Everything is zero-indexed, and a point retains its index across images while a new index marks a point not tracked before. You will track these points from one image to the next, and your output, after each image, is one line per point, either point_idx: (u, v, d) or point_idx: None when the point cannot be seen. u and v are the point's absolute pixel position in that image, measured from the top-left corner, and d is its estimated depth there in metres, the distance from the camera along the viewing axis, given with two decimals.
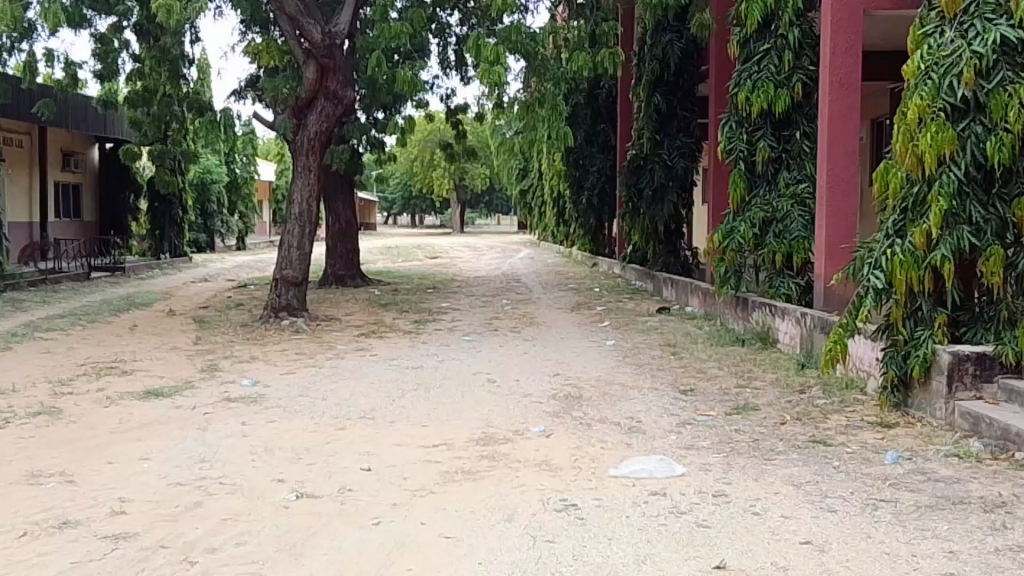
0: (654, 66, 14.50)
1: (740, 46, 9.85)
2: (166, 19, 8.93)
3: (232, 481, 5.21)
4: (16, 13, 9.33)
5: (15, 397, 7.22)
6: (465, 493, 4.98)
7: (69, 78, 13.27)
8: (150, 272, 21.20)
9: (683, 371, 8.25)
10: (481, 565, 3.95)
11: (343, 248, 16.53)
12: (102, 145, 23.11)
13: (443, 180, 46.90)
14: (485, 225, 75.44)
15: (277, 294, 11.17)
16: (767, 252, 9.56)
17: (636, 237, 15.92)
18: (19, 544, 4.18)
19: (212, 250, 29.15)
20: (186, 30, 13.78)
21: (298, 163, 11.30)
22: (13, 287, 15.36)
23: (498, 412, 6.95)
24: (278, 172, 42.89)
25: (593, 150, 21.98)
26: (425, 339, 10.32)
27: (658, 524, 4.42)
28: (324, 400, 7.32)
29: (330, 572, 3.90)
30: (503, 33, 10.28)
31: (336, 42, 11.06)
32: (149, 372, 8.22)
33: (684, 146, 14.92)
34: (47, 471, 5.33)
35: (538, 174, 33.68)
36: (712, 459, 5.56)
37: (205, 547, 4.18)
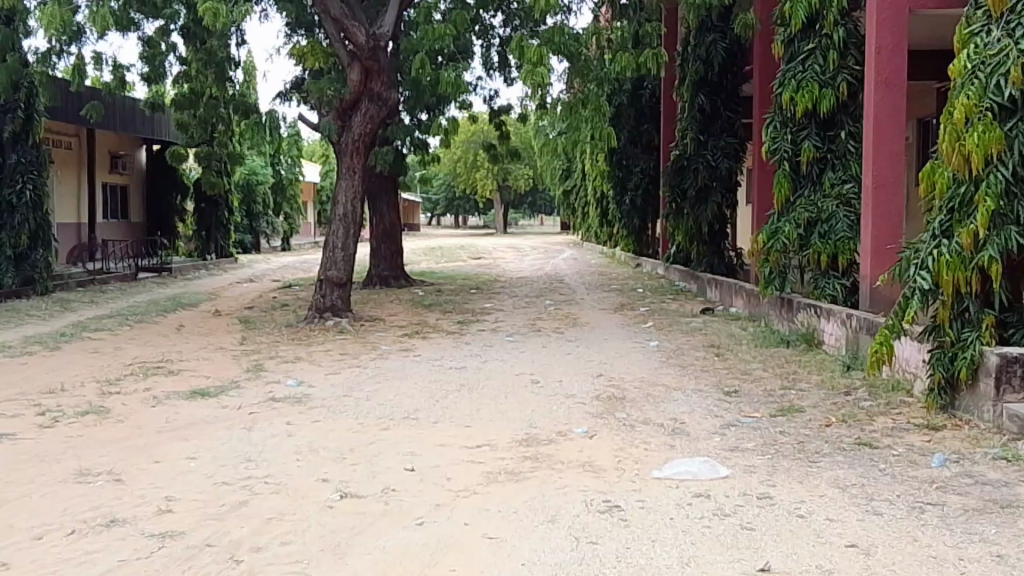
0: (698, 66, 14.57)
1: (785, 45, 9.88)
2: (213, 21, 9.02)
3: (277, 480, 5.26)
4: (66, 16, 9.46)
5: (65, 396, 7.33)
6: (508, 494, 5.00)
7: (118, 81, 13.47)
8: (197, 272, 21.38)
9: (729, 372, 8.24)
10: (525, 566, 3.96)
11: (387, 249, 16.64)
12: (149, 146, 23.43)
13: (485, 180, 47.06)
14: (528, 226, 75.34)
15: (322, 294, 11.29)
16: (811, 252, 9.51)
17: (679, 237, 15.90)
18: (68, 542, 4.23)
19: (259, 252, 29.44)
20: (233, 33, 13.97)
21: (343, 164, 11.40)
22: (63, 287, 15.61)
23: (541, 412, 6.97)
24: (323, 173, 43.23)
25: (636, 150, 21.96)
26: (469, 339, 10.38)
27: (702, 526, 4.40)
28: (367, 400, 7.38)
29: (374, 572, 3.93)
30: (546, 34, 10.30)
31: (380, 44, 11.13)
32: (196, 372, 8.32)
33: (728, 146, 14.85)
34: (95, 469, 5.41)
35: (582, 174, 33.70)
36: (757, 461, 5.54)
37: (250, 546, 4.22)
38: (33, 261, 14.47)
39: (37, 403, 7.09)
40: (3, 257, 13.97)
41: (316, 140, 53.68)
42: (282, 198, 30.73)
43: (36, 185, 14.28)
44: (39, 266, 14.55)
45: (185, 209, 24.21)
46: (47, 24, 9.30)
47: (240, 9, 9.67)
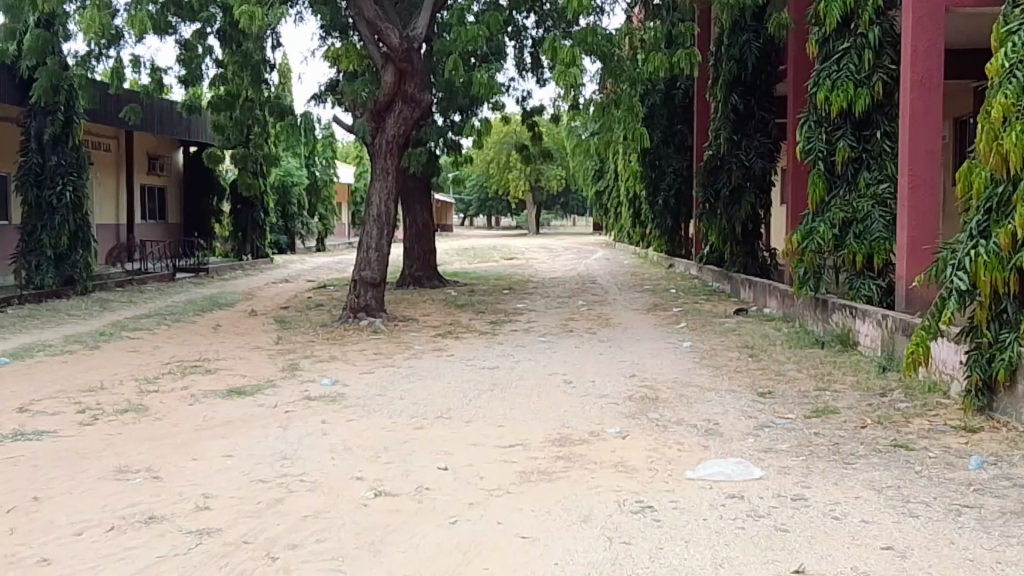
0: (732, 66, 14.53)
1: (819, 45, 9.79)
2: (249, 24, 9.14)
3: (312, 479, 5.32)
4: (105, 20, 9.63)
5: (105, 394, 7.45)
6: (541, 494, 5.01)
7: (155, 84, 13.67)
8: (234, 272, 21.63)
9: (763, 373, 8.19)
10: (558, 565, 3.97)
11: (420, 249, 16.71)
12: (186, 149, 23.70)
13: (518, 181, 47.15)
14: (561, 227, 75.29)
15: (357, 294, 11.38)
16: (846, 253, 9.44)
17: (712, 238, 15.85)
18: (109, 538, 4.31)
19: (294, 252, 29.71)
20: (268, 36, 14.14)
21: (377, 165, 11.48)
22: (102, 287, 15.88)
23: (574, 412, 6.98)
24: (357, 174, 43.55)
25: (669, 150, 21.90)
26: (502, 339, 10.42)
27: (736, 528, 4.38)
28: (401, 399, 7.43)
29: (408, 570, 3.96)
30: (580, 34, 10.32)
31: (413, 46, 11.19)
32: (232, 371, 8.42)
33: (762, 146, 14.75)
34: (134, 467, 5.49)
35: (614, 175, 33.68)
36: (792, 463, 5.51)
37: (286, 543, 4.27)
38: (72, 262, 14.74)
39: (78, 401, 7.21)
40: (44, 258, 14.23)
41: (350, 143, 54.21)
42: (317, 199, 30.99)
43: (76, 187, 14.54)
44: (78, 267, 14.83)
45: (221, 211, 24.47)
46: (87, 28, 9.47)
47: (274, 11, 9.78)
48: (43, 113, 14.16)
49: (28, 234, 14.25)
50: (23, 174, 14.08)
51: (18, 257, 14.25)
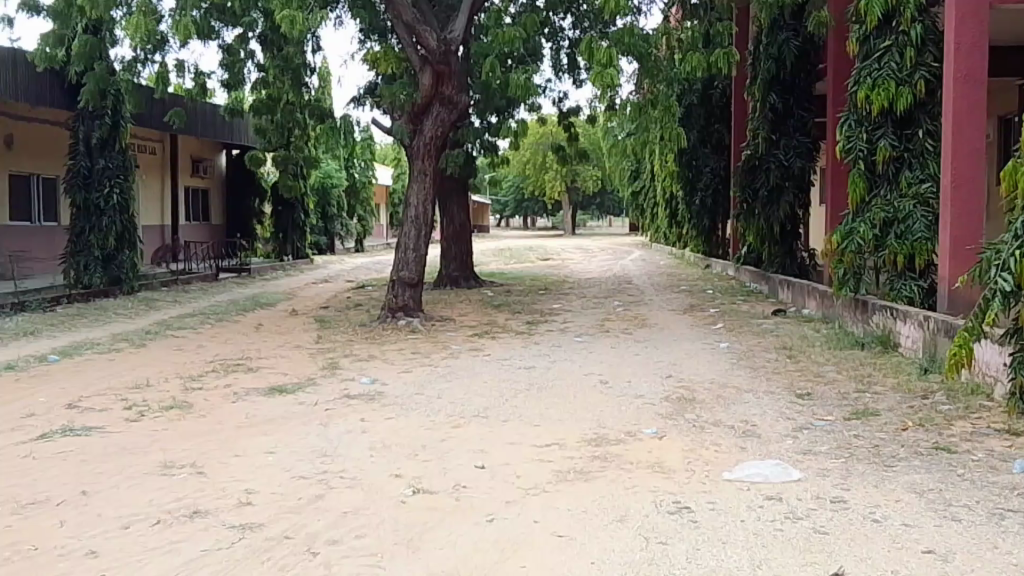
0: (770, 66, 14.43)
1: (860, 43, 9.70)
2: (290, 28, 9.28)
3: (351, 475, 5.39)
4: (151, 25, 9.84)
5: (150, 392, 7.60)
6: (577, 493, 5.03)
7: (199, 88, 13.92)
8: (274, 272, 21.91)
9: (801, 374, 8.13)
10: (594, 565, 3.99)
11: (457, 249, 16.80)
12: (229, 152, 24.10)
13: (554, 182, 47.22)
14: (598, 228, 75.19)
15: (394, 294, 11.48)
16: (886, 253, 9.32)
17: (750, 238, 15.75)
18: (154, 531, 4.41)
19: (333, 253, 30.03)
20: (309, 40, 14.31)
21: (415, 167, 11.59)
22: (148, 287, 16.19)
23: (611, 412, 7.00)
24: (395, 176, 43.91)
25: (706, 150, 21.79)
26: (538, 339, 10.46)
27: (774, 529, 4.37)
28: (438, 398, 7.50)
29: (446, 567, 4.01)
30: (617, 35, 10.36)
31: (451, 48, 11.24)
32: (274, 369, 8.57)
33: (801, 146, 14.62)
34: (178, 462, 5.61)
35: (650, 175, 33.60)
36: (831, 465, 5.47)
37: (327, 539, 4.35)
38: (119, 262, 15.06)
39: (125, 398, 7.37)
40: (92, 258, 14.55)
41: (387, 145, 54.68)
42: (356, 200, 31.29)
43: (122, 189, 14.85)
44: (125, 267, 15.17)
45: (263, 212, 24.79)
46: (133, 33, 9.66)
47: (313, 15, 9.91)
48: (91, 118, 14.47)
49: (76, 235, 14.57)
50: (72, 177, 14.41)
51: (67, 257, 14.58)
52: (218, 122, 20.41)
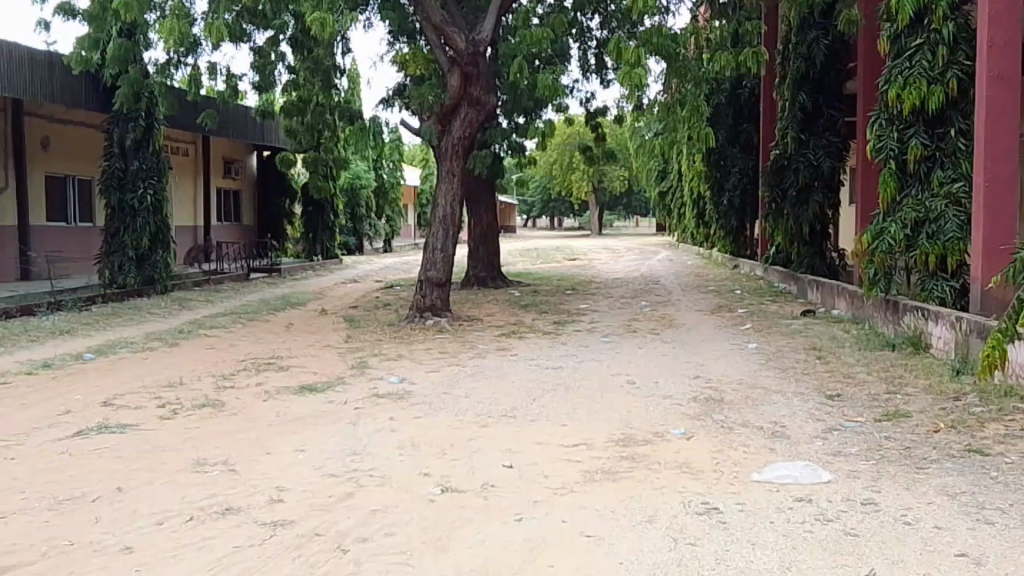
0: (800, 65, 14.34)
1: (892, 41, 9.62)
2: (320, 30, 9.38)
3: (381, 474, 5.45)
4: (184, 28, 9.98)
5: (183, 390, 7.72)
6: (606, 493, 5.04)
7: (231, 90, 14.07)
8: (304, 272, 22.09)
9: (830, 375, 8.09)
10: (623, 565, 3.99)
11: (485, 249, 16.85)
12: (259, 153, 24.34)
13: (581, 183, 47.15)
14: (625, 228, 74.94)
15: (423, 294, 11.55)
16: (918, 253, 9.24)
17: (779, 238, 15.64)
18: (188, 527, 4.49)
19: (361, 253, 30.21)
20: (338, 42, 14.44)
21: (443, 167, 11.66)
22: (180, 287, 16.40)
23: (639, 413, 7.00)
24: (423, 177, 44.09)
25: (734, 150, 21.67)
26: (565, 339, 10.47)
27: (804, 531, 4.36)
28: (466, 398, 7.54)
29: (474, 566, 4.04)
30: (645, 35, 10.35)
31: (479, 50, 11.30)
32: (304, 368, 8.65)
33: (831, 145, 14.50)
34: (211, 459, 5.70)
35: (678, 174, 33.49)
36: (862, 467, 5.43)
37: (357, 537, 4.39)
38: (153, 262, 15.28)
39: (158, 396, 7.49)
40: (126, 259, 14.78)
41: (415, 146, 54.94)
42: (384, 201, 31.47)
43: (155, 190, 15.04)
44: (158, 267, 15.38)
45: (293, 213, 25.00)
46: (167, 36, 9.81)
47: (343, 16, 10.01)
48: (125, 120, 14.67)
49: (111, 235, 14.80)
50: (107, 179, 14.63)
51: (102, 258, 14.82)
52: (248, 123, 20.61)
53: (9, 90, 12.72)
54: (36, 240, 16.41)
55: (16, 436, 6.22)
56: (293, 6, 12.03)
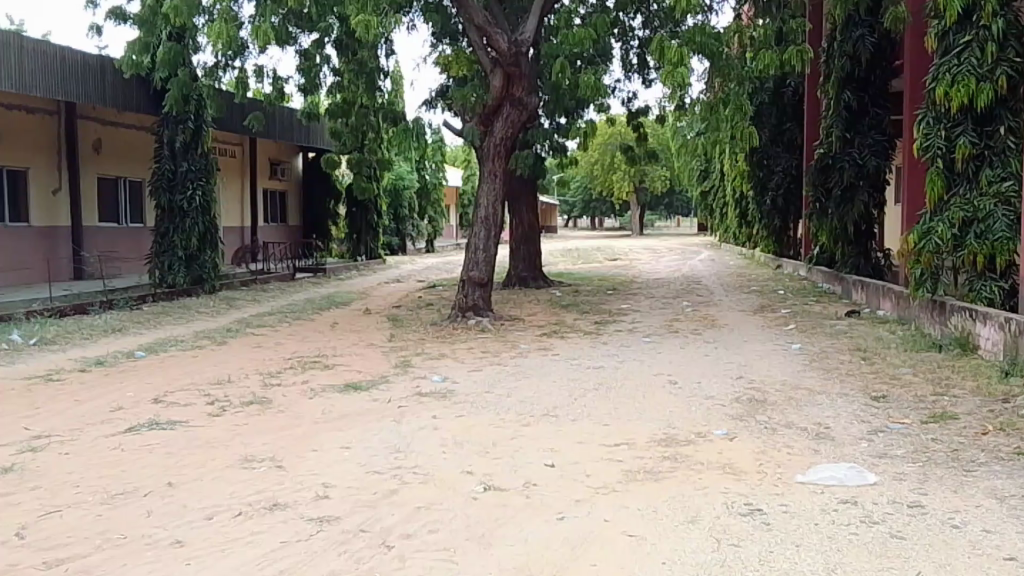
0: (845, 62, 14.16)
1: (939, 38, 9.52)
2: (364, 32, 9.51)
3: (424, 471, 5.52)
4: (232, 32, 10.18)
5: (231, 387, 7.87)
6: (648, 493, 5.06)
7: (277, 92, 14.30)
8: (348, 272, 22.32)
9: (876, 376, 8.00)
10: (665, 565, 4.01)
11: (526, 249, 16.90)
12: (305, 154, 24.65)
13: (622, 183, 47.00)
14: (666, 228, 74.59)
15: (465, 294, 11.64)
16: (965, 253, 9.10)
17: (823, 237, 15.46)
18: (237, 522, 4.60)
19: (403, 253, 30.42)
20: (381, 44, 14.59)
21: (486, 168, 11.73)
22: (228, 286, 16.69)
23: (680, 413, 7.00)
24: (465, 178, 44.29)
25: (777, 149, 21.47)
26: (606, 339, 10.48)
27: (849, 533, 4.34)
28: (507, 397, 7.59)
29: (518, 563, 4.09)
30: (688, 34, 10.34)
31: (522, 50, 11.32)
32: (349, 367, 8.78)
33: (877, 144, 14.29)
34: (259, 456, 5.81)
35: (720, 173, 33.27)
36: (908, 469, 5.38)
37: (401, 533, 4.46)
38: (201, 262, 15.56)
39: (206, 393, 7.64)
40: (176, 259, 15.08)
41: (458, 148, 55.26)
42: (427, 202, 31.65)
43: (204, 191, 15.31)
44: (207, 266, 15.66)
45: (338, 213, 25.26)
46: (216, 40, 10.03)
47: (388, 19, 10.16)
48: (175, 122, 14.96)
49: (161, 236, 15.12)
50: (157, 180, 14.96)
51: (153, 258, 15.15)
52: (294, 125, 20.90)
53: (63, 93, 13.08)
54: (89, 241, 16.80)
55: (70, 431, 6.40)
56: (338, 9, 12.20)
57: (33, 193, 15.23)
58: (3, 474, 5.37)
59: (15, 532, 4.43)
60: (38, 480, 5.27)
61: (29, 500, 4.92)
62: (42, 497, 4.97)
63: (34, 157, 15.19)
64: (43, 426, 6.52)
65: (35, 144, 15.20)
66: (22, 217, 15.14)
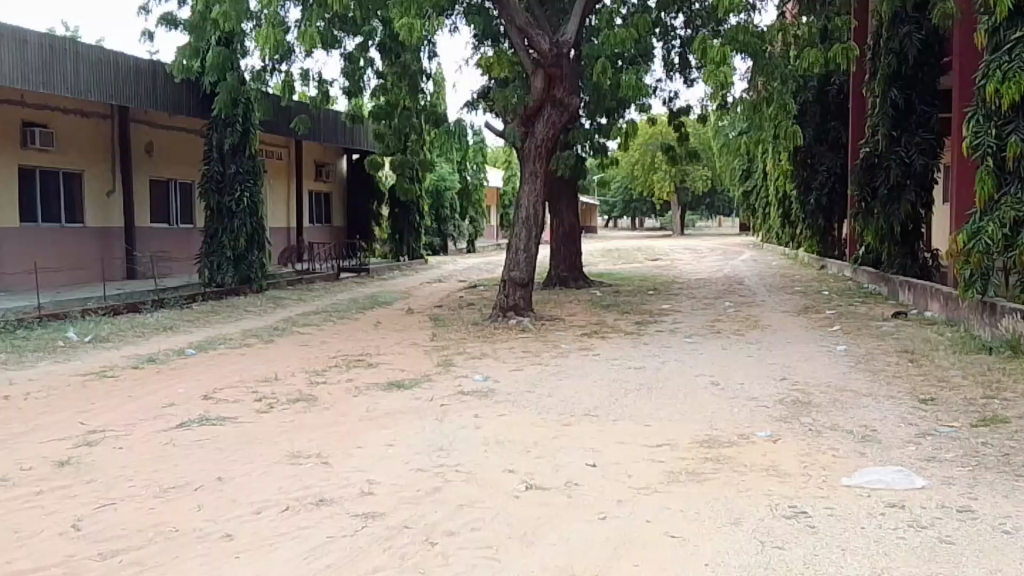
0: (891, 60, 13.93)
1: (989, 35, 9.36)
2: (408, 35, 9.61)
3: (467, 469, 5.56)
4: (278, 36, 10.34)
5: (278, 385, 8.00)
6: (690, 494, 5.04)
7: (323, 95, 14.47)
8: (391, 272, 22.49)
9: (923, 378, 7.87)
10: (709, 567, 4.00)
11: (567, 249, 16.90)
12: (349, 156, 24.92)
13: (663, 183, 46.80)
14: (707, 228, 73.99)
15: (506, 294, 11.69)
16: (1016, 254, 8.90)
17: (869, 237, 15.25)
18: (284, 517, 4.68)
19: (445, 253, 30.60)
20: (424, 46, 14.70)
21: (527, 169, 11.76)
22: (275, 286, 16.93)
23: (724, 414, 6.96)
24: (506, 179, 44.42)
25: (822, 148, 21.24)
26: (648, 339, 10.46)
27: (897, 537, 4.29)
28: (548, 396, 7.61)
29: (560, 562, 4.10)
30: (731, 33, 10.27)
31: (563, 51, 11.35)
32: (392, 365, 8.87)
33: (924, 142, 14.06)
34: (305, 453, 5.90)
35: (763, 173, 32.98)
36: (958, 473, 5.30)
37: (444, 530, 4.51)
38: (249, 262, 15.80)
39: (254, 391, 7.77)
40: (224, 259, 15.33)
41: (499, 149, 55.35)
42: (468, 203, 31.80)
43: (252, 193, 15.55)
44: (254, 266, 15.91)
45: (381, 214, 25.48)
46: (263, 44, 10.22)
47: (432, 21, 10.26)
48: (224, 125, 15.20)
49: (210, 237, 15.39)
50: (206, 182, 15.24)
51: (202, 258, 15.41)
52: (339, 127, 21.12)
53: (115, 97, 13.36)
54: (140, 241, 17.15)
55: (124, 427, 6.55)
56: (382, 12, 12.30)
57: (88, 195, 15.61)
58: (61, 468, 5.51)
59: (72, 523, 4.56)
60: (93, 474, 5.40)
61: (85, 492, 5.05)
62: (97, 490, 5.09)
63: (88, 160, 15.55)
64: (98, 421, 6.68)
65: (90, 147, 15.56)
66: (77, 218, 15.50)
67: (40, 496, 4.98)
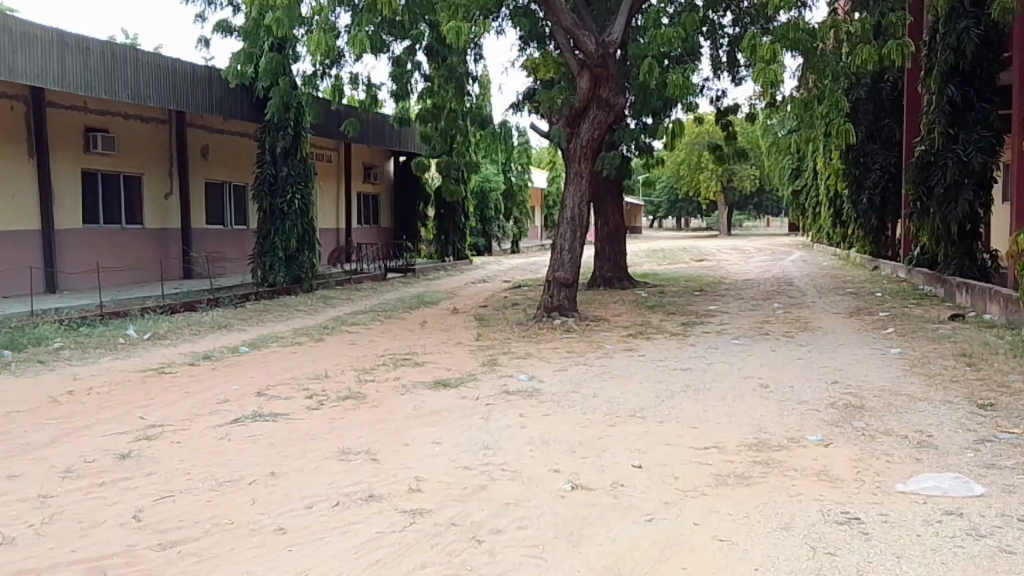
0: (948, 56, 13.57)
1: None
2: (455, 38, 9.59)
3: (513, 468, 5.53)
4: (329, 42, 10.41)
5: (328, 382, 8.05)
6: (738, 498, 4.95)
7: (371, 98, 14.55)
8: (437, 272, 22.57)
9: (981, 383, 7.64)
10: (759, 571, 3.92)
11: (613, 250, 16.78)
12: (396, 158, 25.05)
13: (709, 182, 46.38)
14: (754, 228, 73.16)
15: (551, 294, 11.64)
16: None
17: (923, 238, 14.92)
18: (334, 512, 4.69)
19: (490, 253, 30.59)
20: (471, 49, 14.69)
21: (572, 169, 11.69)
22: (324, 285, 17.08)
23: (774, 417, 6.83)
24: (550, 179, 44.39)
25: (874, 146, 20.91)
26: (695, 340, 10.35)
27: (954, 546, 4.16)
28: (594, 397, 7.54)
29: (608, 562, 4.05)
30: (781, 30, 10.09)
31: (609, 51, 11.27)
32: (438, 364, 8.89)
33: (983, 140, 13.66)
34: (354, 449, 5.92)
35: (813, 171, 32.52)
36: (1018, 480, 5.13)
37: (490, 528, 4.48)
38: (299, 262, 15.97)
39: (305, 387, 7.84)
40: (276, 259, 15.51)
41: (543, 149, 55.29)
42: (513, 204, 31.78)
43: (302, 194, 15.71)
44: (305, 266, 16.07)
45: (427, 214, 25.55)
46: (313, 49, 10.30)
47: (479, 24, 10.24)
48: (275, 129, 15.38)
49: (262, 237, 15.59)
50: (259, 184, 15.44)
51: (255, 258, 15.62)
52: (386, 129, 21.24)
53: (175, 104, 13.61)
54: (197, 241, 17.41)
55: (181, 421, 6.64)
56: (430, 15, 12.33)
57: (146, 197, 15.87)
58: (121, 460, 5.60)
59: (132, 514, 4.62)
60: (152, 466, 5.48)
61: (144, 484, 5.12)
62: (156, 482, 5.16)
63: (147, 163, 15.84)
64: (156, 416, 6.79)
65: (150, 150, 15.85)
66: (135, 218, 15.78)
67: (102, 488, 5.06)
